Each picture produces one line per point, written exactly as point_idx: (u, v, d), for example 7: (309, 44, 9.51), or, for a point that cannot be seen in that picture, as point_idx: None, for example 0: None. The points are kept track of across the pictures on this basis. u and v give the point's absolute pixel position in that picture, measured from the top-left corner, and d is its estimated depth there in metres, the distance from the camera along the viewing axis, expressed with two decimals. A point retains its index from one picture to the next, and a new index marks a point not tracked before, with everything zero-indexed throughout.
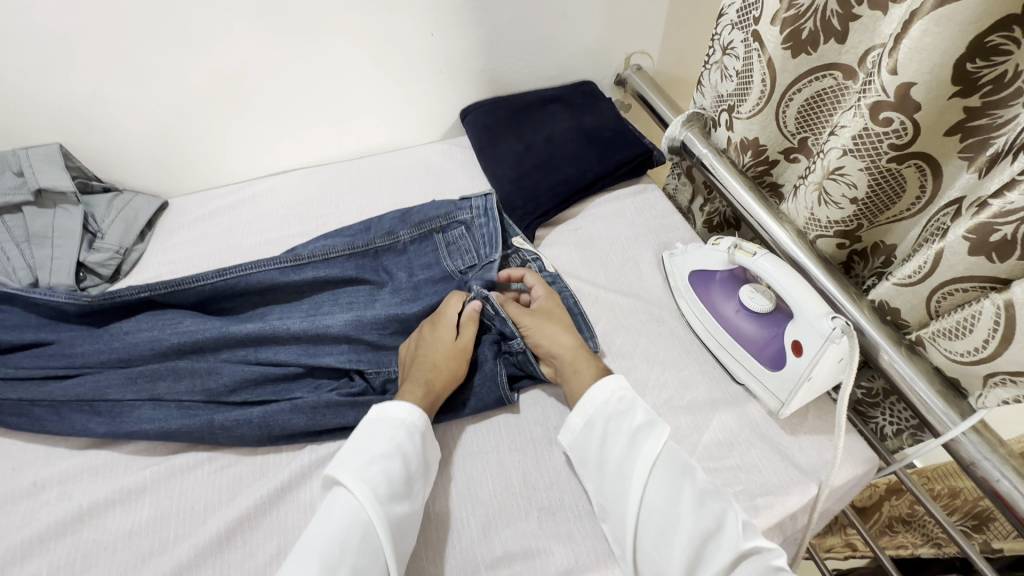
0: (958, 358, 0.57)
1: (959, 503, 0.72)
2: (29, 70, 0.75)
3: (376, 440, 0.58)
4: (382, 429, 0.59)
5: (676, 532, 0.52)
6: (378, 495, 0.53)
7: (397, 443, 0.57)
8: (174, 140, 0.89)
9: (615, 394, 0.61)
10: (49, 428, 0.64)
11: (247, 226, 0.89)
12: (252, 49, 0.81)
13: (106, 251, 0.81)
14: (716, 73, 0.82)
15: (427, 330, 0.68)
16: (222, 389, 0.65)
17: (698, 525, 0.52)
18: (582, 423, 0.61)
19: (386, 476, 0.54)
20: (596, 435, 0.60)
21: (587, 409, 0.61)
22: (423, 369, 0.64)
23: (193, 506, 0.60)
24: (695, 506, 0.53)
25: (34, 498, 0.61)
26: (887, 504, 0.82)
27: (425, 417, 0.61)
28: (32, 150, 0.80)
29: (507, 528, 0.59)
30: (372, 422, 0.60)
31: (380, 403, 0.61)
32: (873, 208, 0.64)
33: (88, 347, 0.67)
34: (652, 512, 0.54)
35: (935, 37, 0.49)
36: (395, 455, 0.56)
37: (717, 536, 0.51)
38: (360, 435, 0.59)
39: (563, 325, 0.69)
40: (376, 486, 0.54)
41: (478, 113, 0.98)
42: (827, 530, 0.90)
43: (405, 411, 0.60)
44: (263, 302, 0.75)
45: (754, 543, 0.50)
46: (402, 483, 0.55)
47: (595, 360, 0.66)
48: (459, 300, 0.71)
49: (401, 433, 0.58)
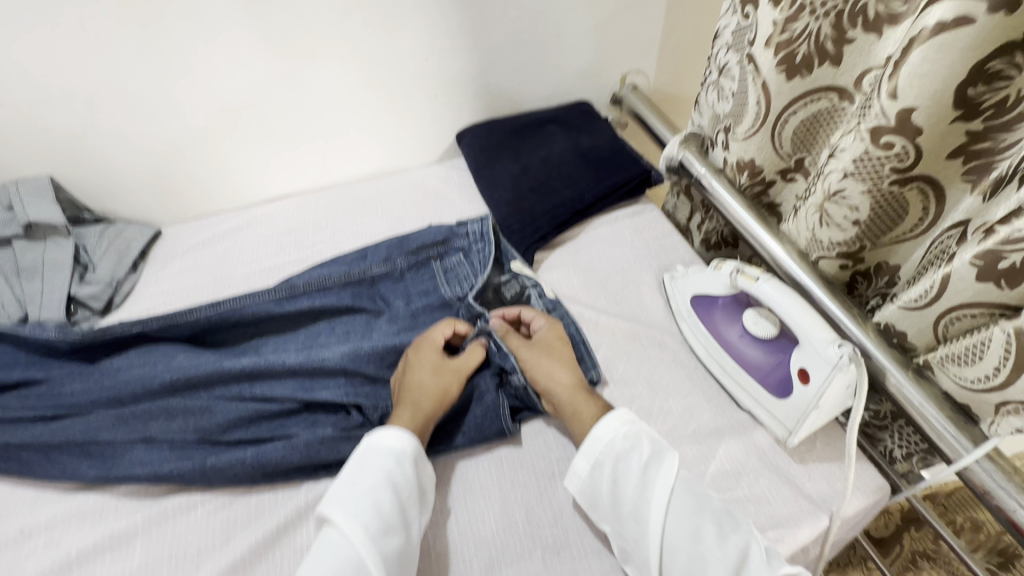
0: (968, 385, 0.56)
1: (984, 539, 0.74)
2: (22, 102, 0.74)
3: (366, 472, 0.56)
4: (371, 460, 0.57)
5: (704, 574, 0.50)
6: (370, 530, 0.51)
7: (388, 474, 0.55)
8: (168, 170, 0.88)
9: (620, 431, 0.59)
10: (38, 472, 0.62)
11: (242, 254, 0.88)
12: (247, 76, 0.81)
13: (98, 283, 0.80)
14: (712, 93, 0.81)
15: (412, 353, 0.67)
16: (215, 428, 0.63)
17: (724, 561, 0.49)
18: (589, 466, 0.59)
19: (377, 510, 0.53)
20: (606, 476, 0.57)
21: (593, 449, 0.59)
22: (406, 389, 0.63)
23: (186, 551, 0.58)
24: (719, 542, 0.51)
25: (21, 546, 0.59)
26: (908, 538, 0.83)
27: (417, 441, 0.59)
28: (23, 182, 0.79)
29: (512, 568, 0.57)
30: (361, 454, 0.58)
31: (370, 433, 0.60)
32: (876, 229, 0.63)
33: (78, 386, 0.65)
34: (674, 553, 0.52)
35: (936, 62, 0.48)
36: (385, 486, 0.54)
37: (746, 566, 0.49)
38: (349, 469, 0.57)
39: (563, 363, 0.67)
40: (367, 521, 0.52)
41: (474, 135, 0.98)
42: (846, 564, 0.88)
43: (395, 437, 0.58)
44: (257, 333, 0.74)
45: (784, 572, 0.48)
46: (395, 516, 0.53)
47: (596, 399, 0.64)
48: (449, 325, 0.70)
49: (390, 462, 0.56)
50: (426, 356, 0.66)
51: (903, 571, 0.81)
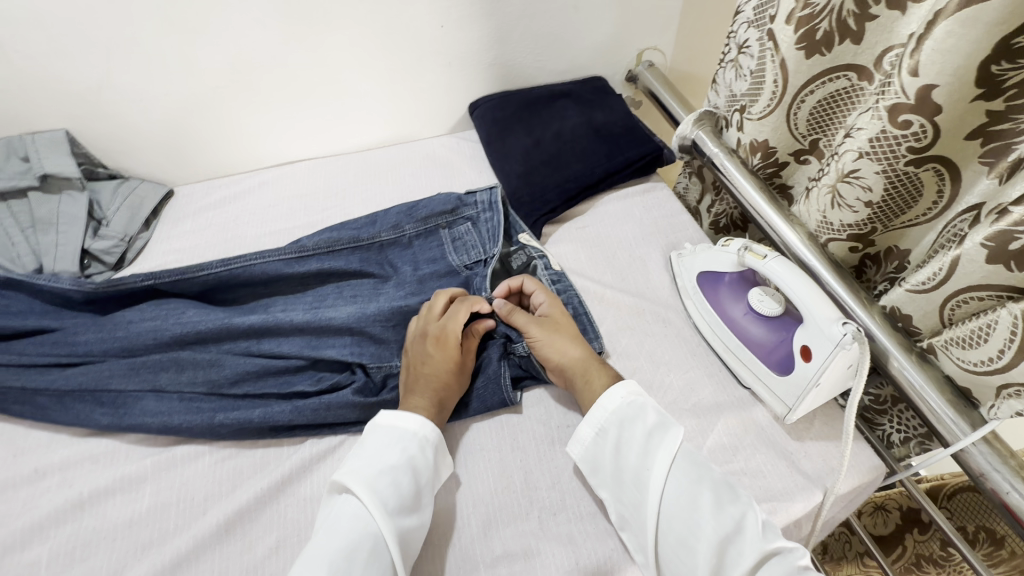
0: (971, 368, 0.56)
1: (1005, 555, 0.70)
2: (34, 54, 0.74)
3: (388, 450, 0.57)
4: (394, 439, 0.58)
5: (697, 542, 0.51)
6: (387, 508, 0.52)
7: (410, 454, 0.57)
8: (181, 129, 0.88)
9: (626, 400, 0.60)
10: (53, 416, 0.64)
11: (254, 216, 0.88)
12: (262, 38, 0.80)
13: (111, 238, 0.81)
14: (730, 72, 0.79)
15: (434, 348, 0.64)
16: (224, 380, 0.65)
17: (717, 531, 0.50)
18: (594, 433, 0.60)
19: (396, 488, 0.54)
20: (609, 443, 0.58)
21: (596, 419, 0.60)
22: (432, 387, 0.63)
23: (193, 497, 0.60)
24: (714, 511, 0.52)
25: (34, 484, 0.61)
26: (910, 538, 0.83)
27: (437, 430, 0.60)
28: (40, 135, 0.81)
29: (508, 528, 0.58)
30: (385, 431, 0.59)
31: (394, 411, 0.60)
32: (888, 212, 0.62)
33: (91, 335, 0.66)
34: (671, 523, 0.53)
35: (960, 38, 0.47)
36: (405, 467, 0.56)
37: (739, 538, 0.50)
38: (372, 443, 0.58)
39: (572, 333, 0.67)
40: (386, 498, 0.53)
41: (487, 106, 0.97)
42: (842, 558, 0.90)
43: (417, 424, 0.59)
44: (266, 294, 0.75)
45: (776, 544, 0.49)
46: (412, 496, 0.54)
47: (606, 368, 0.65)
48: (466, 312, 0.67)
49: (413, 445, 0.58)
50: (448, 356, 0.64)
51: (903, 572, 0.82)
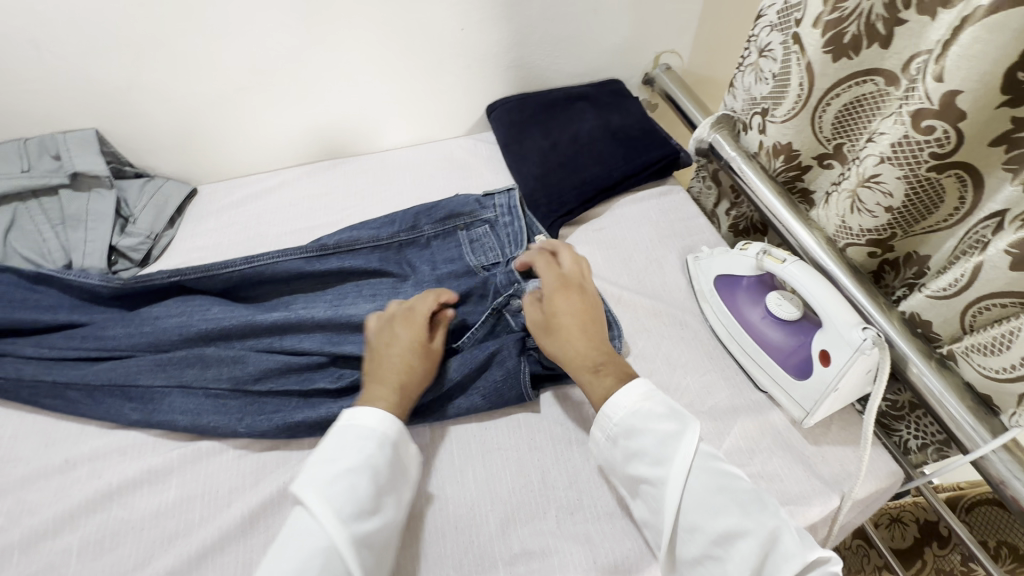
0: (991, 375, 0.56)
1: None
2: (66, 54, 0.76)
3: (344, 453, 0.55)
4: (350, 440, 0.56)
5: (726, 553, 0.50)
6: (342, 514, 0.50)
7: (367, 455, 0.55)
8: (205, 129, 0.90)
9: (633, 408, 0.58)
10: (82, 409, 0.66)
11: (275, 215, 0.90)
12: (287, 39, 0.82)
13: (137, 235, 0.83)
14: (750, 75, 0.79)
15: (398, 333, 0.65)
16: (247, 377, 0.66)
17: (753, 540, 0.49)
18: (604, 438, 0.60)
19: (352, 493, 0.52)
20: (620, 450, 0.58)
21: (607, 423, 0.60)
22: (394, 372, 0.62)
23: (218, 489, 0.62)
24: (742, 519, 0.50)
25: (65, 475, 0.63)
26: (930, 553, 0.81)
27: (398, 424, 0.59)
28: (71, 134, 0.83)
29: (526, 526, 0.59)
30: (341, 432, 0.57)
31: (356, 408, 0.59)
32: (909, 217, 0.62)
33: (120, 331, 0.68)
34: (692, 531, 0.52)
35: (987, 44, 0.47)
36: (362, 469, 0.54)
37: (777, 549, 0.49)
38: (328, 446, 0.56)
39: (576, 330, 0.65)
40: (341, 504, 0.51)
41: (504, 108, 0.98)
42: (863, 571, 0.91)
43: (376, 420, 0.58)
44: (287, 291, 0.76)
45: (819, 552, 0.49)
46: (370, 499, 0.53)
47: (615, 371, 0.63)
48: (433, 299, 0.69)
49: (371, 445, 0.56)
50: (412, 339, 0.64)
51: None
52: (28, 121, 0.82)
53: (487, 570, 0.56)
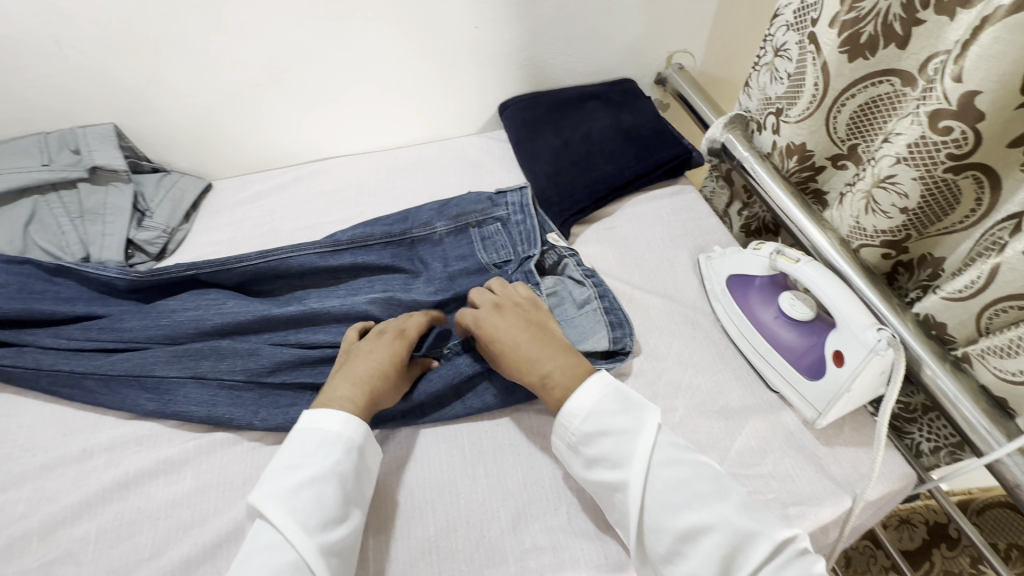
0: (1008, 378, 0.56)
1: None
2: (87, 49, 0.77)
3: (306, 461, 0.54)
4: (311, 447, 0.56)
5: (690, 550, 0.48)
6: (308, 526, 0.50)
7: (332, 462, 0.55)
8: (221, 125, 0.91)
9: (582, 411, 0.56)
10: (100, 399, 0.66)
11: (288, 211, 0.91)
12: (302, 36, 0.82)
13: (154, 229, 0.84)
14: (765, 75, 0.79)
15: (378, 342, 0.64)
16: (261, 369, 0.66)
17: (719, 537, 0.48)
18: (566, 447, 0.57)
19: (317, 503, 0.52)
20: (582, 459, 0.56)
21: (566, 431, 0.57)
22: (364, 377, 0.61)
23: (232, 480, 0.62)
24: (700, 508, 0.50)
25: (82, 463, 0.64)
26: (939, 554, 0.82)
27: (363, 426, 0.58)
28: (91, 129, 0.84)
29: (537, 522, 0.59)
30: (301, 438, 0.56)
31: (313, 411, 0.58)
32: (923, 218, 0.61)
33: (137, 323, 0.69)
34: (657, 530, 0.51)
35: (1007, 44, 0.47)
36: (326, 477, 0.53)
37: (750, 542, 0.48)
38: (288, 453, 0.55)
39: (534, 334, 0.63)
40: (306, 515, 0.51)
41: (517, 107, 0.98)
42: None
43: (339, 424, 0.57)
44: (301, 286, 0.77)
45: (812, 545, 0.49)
46: (337, 507, 0.52)
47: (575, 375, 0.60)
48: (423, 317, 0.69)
49: (334, 451, 0.55)
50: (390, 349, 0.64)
51: None
52: (48, 116, 0.83)
53: (498, 564, 0.57)
